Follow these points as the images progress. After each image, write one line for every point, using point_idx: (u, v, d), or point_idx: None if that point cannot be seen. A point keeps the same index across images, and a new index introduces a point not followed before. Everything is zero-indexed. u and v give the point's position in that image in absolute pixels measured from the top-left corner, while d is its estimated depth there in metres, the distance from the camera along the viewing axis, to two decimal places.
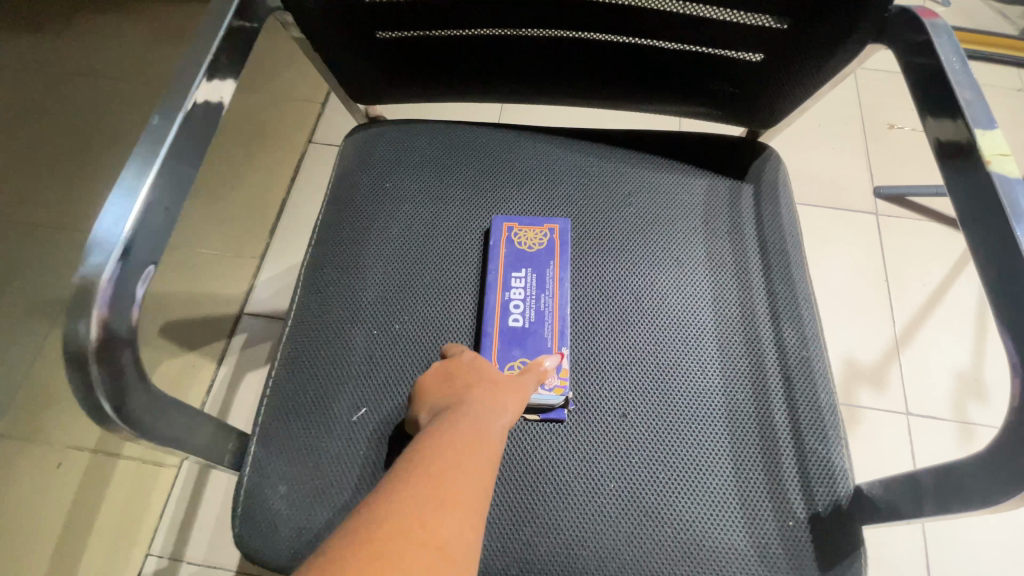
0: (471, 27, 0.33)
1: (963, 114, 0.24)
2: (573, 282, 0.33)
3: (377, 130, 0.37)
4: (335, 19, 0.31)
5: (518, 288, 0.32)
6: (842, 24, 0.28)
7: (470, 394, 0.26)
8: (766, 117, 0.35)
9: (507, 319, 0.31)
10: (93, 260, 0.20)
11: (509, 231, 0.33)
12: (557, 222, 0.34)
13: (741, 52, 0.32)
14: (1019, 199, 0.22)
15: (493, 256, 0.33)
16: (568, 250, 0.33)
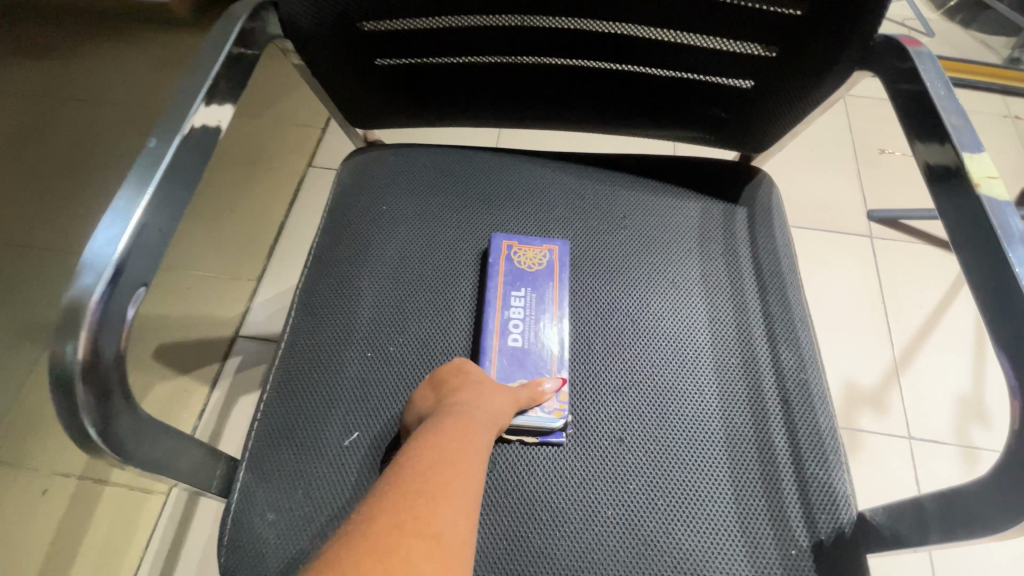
0: (468, 55, 0.33)
1: (950, 139, 0.24)
2: (572, 303, 0.32)
3: (374, 154, 0.38)
4: (334, 46, 0.32)
5: (517, 307, 0.32)
6: (828, 51, 0.29)
7: (459, 393, 0.27)
8: (758, 142, 0.36)
9: (507, 339, 0.31)
10: (84, 280, 0.20)
11: (509, 249, 0.33)
12: (556, 243, 0.34)
13: (731, 79, 0.32)
14: (1009, 220, 0.22)
15: (492, 274, 0.33)
16: (567, 270, 0.33)
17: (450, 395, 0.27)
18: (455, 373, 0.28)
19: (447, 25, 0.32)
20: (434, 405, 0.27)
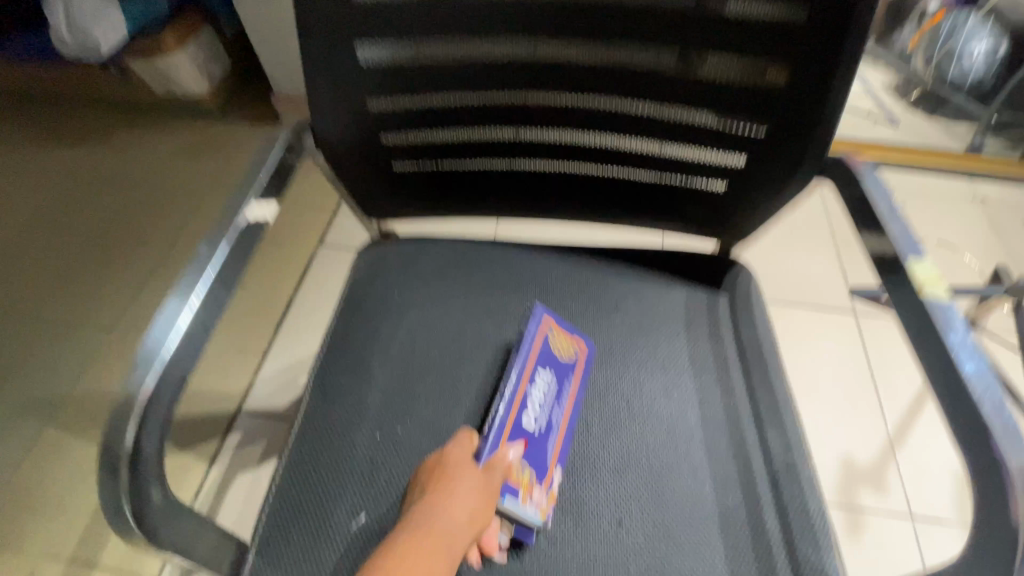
0: (474, 160, 0.38)
1: (895, 249, 0.30)
2: (585, 400, 0.34)
3: (387, 246, 0.41)
4: (359, 154, 0.36)
5: (540, 389, 0.32)
6: (789, 159, 0.33)
7: (432, 492, 0.26)
8: (740, 234, 0.39)
9: (523, 416, 0.30)
10: (141, 374, 0.24)
11: (549, 327, 0.34)
12: (585, 340, 0.35)
13: (707, 181, 0.37)
14: (952, 320, 0.27)
15: (529, 349, 0.32)
16: (585, 369, 0.34)
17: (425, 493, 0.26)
18: (435, 468, 0.27)
19: (455, 138, 0.37)
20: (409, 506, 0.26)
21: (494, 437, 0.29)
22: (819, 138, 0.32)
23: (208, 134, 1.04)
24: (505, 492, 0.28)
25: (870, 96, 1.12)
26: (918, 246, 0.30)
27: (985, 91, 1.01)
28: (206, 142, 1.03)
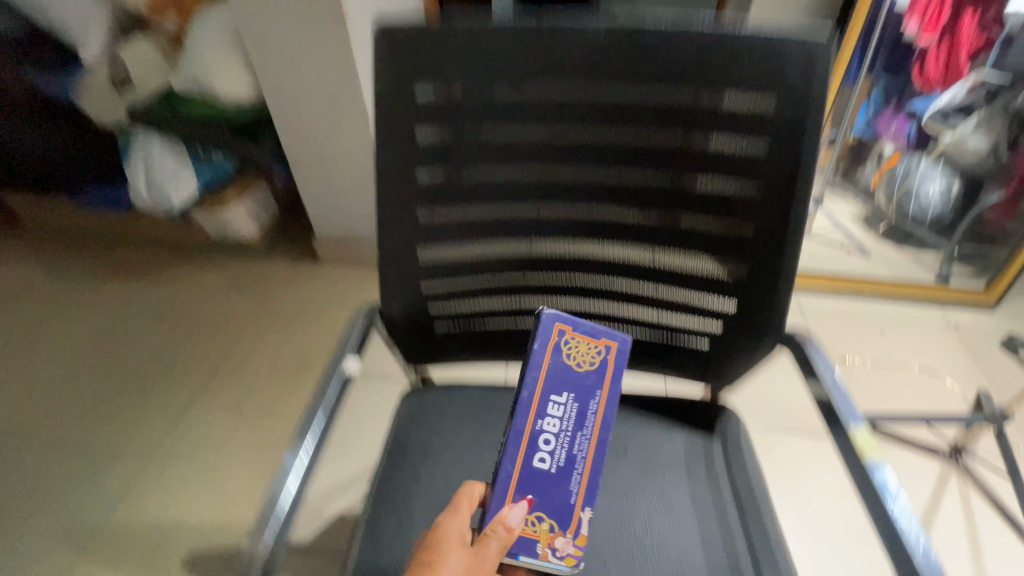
0: (504, 321, 0.51)
1: (841, 416, 0.38)
2: (613, 413, 0.36)
3: (426, 393, 0.48)
4: (414, 323, 0.49)
5: (553, 417, 0.35)
6: (745, 326, 0.45)
7: (435, 565, 0.31)
8: (721, 378, 0.49)
9: (536, 458, 0.35)
10: (269, 521, 0.34)
11: (562, 335, 0.36)
12: (611, 337, 0.37)
13: (686, 337, 0.48)
14: (886, 479, 0.35)
15: (541, 370, 0.35)
16: (614, 373, 0.37)
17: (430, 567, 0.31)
18: (435, 542, 0.33)
19: (491, 307, 0.50)
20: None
21: (500, 497, 0.35)
22: (764, 312, 0.43)
23: (264, 272, 1.19)
24: (520, 549, 0.35)
25: (842, 230, 1.30)
26: (857, 411, 0.39)
27: (946, 224, 1.19)
28: (261, 279, 1.18)
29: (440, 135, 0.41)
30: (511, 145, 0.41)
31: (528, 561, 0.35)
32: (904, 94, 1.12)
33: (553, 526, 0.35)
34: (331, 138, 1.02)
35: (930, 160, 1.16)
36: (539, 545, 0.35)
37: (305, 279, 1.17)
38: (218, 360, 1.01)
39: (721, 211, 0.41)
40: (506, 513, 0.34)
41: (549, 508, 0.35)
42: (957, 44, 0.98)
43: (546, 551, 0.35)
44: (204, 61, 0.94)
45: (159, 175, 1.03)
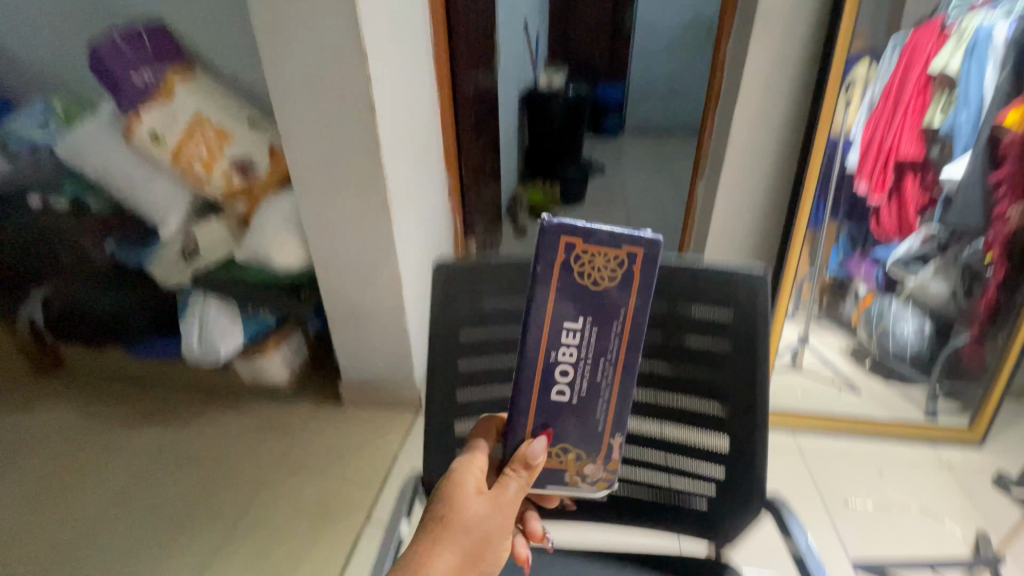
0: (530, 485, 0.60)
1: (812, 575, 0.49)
2: (634, 334, 0.43)
3: None
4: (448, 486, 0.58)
5: (572, 346, 0.43)
6: (733, 489, 0.55)
7: (460, 497, 0.46)
8: (720, 534, 0.57)
9: (559, 392, 0.45)
10: None
11: (572, 250, 0.41)
12: (626, 250, 0.41)
13: (687, 498, 0.57)
14: None
15: (556, 293, 0.42)
16: (635, 281, 0.42)
17: (457, 500, 0.46)
18: (459, 476, 0.47)
19: None
20: (445, 504, 0.46)
21: (529, 434, 0.46)
22: (747, 477, 0.54)
23: (290, 411, 1.29)
24: (547, 484, 0.48)
25: (832, 367, 1.32)
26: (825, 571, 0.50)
27: (925, 360, 1.27)
28: (287, 418, 1.27)
29: (475, 337, 0.54)
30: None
31: (557, 486, 0.48)
32: (868, 243, 1.24)
33: (580, 454, 0.47)
34: (365, 301, 1.16)
35: (901, 301, 1.27)
36: (567, 471, 0.48)
37: (330, 416, 1.27)
38: (243, 504, 1.06)
39: (704, 393, 0.53)
40: (526, 450, 0.45)
41: (581, 433, 0.46)
42: (904, 203, 1.16)
43: (575, 476, 0.48)
44: (267, 238, 1.11)
45: (212, 328, 1.17)
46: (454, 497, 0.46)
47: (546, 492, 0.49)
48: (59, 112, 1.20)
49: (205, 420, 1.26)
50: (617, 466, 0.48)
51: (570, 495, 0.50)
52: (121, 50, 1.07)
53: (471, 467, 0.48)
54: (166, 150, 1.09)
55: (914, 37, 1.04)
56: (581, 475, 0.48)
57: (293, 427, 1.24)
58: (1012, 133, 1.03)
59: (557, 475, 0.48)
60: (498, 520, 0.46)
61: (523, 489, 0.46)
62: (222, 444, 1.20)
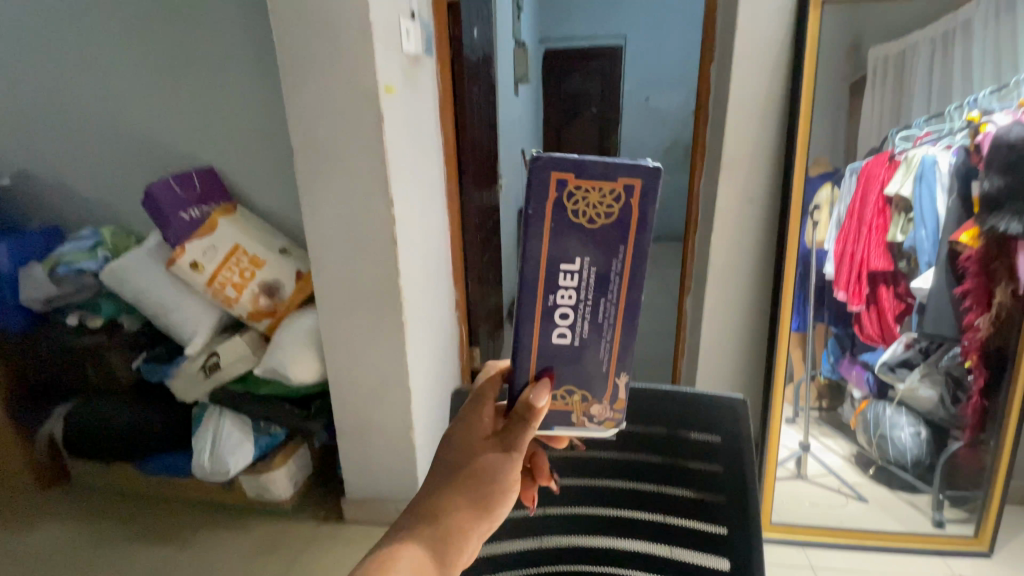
0: None
1: None
2: (632, 263, 0.44)
3: None
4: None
5: (570, 280, 0.44)
6: None
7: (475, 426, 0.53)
8: None
9: (561, 325, 0.46)
10: None
11: (563, 187, 0.43)
12: (624, 184, 0.43)
13: None
14: None
15: (550, 225, 0.43)
16: (631, 213, 0.43)
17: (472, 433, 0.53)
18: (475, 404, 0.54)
19: None
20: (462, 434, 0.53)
21: (534, 371, 0.47)
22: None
23: (293, 522, 1.29)
24: (554, 425, 0.50)
25: (836, 476, 1.28)
26: None
27: (925, 466, 1.25)
28: (289, 530, 1.26)
29: None
30: (562, 459, 0.65)
31: (564, 427, 0.49)
32: (855, 347, 1.21)
33: (586, 395, 0.48)
34: (375, 414, 1.21)
35: (894, 407, 1.23)
36: (573, 413, 0.49)
37: (333, 529, 1.27)
38: None
39: (701, 511, 0.62)
40: (530, 392, 0.47)
41: (586, 374, 0.48)
42: (882, 311, 1.16)
43: (581, 416, 0.49)
44: (284, 355, 1.17)
45: (223, 445, 1.19)
46: (468, 445, 0.51)
47: (554, 434, 0.50)
48: (107, 244, 1.34)
49: (203, 536, 1.25)
50: (623, 405, 0.49)
51: (579, 439, 0.51)
52: (176, 193, 1.23)
53: (480, 416, 0.53)
54: (203, 276, 1.19)
55: (867, 163, 1.09)
56: (587, 415, 0.49)
57: (294, 542, 1.23)
58: (969, 248, 1.09)
59: (564, 416, 0.49)
60: (508, 466, 0.51)
61: (532, 435, 0.49)
62: (220, 562, 1.18)
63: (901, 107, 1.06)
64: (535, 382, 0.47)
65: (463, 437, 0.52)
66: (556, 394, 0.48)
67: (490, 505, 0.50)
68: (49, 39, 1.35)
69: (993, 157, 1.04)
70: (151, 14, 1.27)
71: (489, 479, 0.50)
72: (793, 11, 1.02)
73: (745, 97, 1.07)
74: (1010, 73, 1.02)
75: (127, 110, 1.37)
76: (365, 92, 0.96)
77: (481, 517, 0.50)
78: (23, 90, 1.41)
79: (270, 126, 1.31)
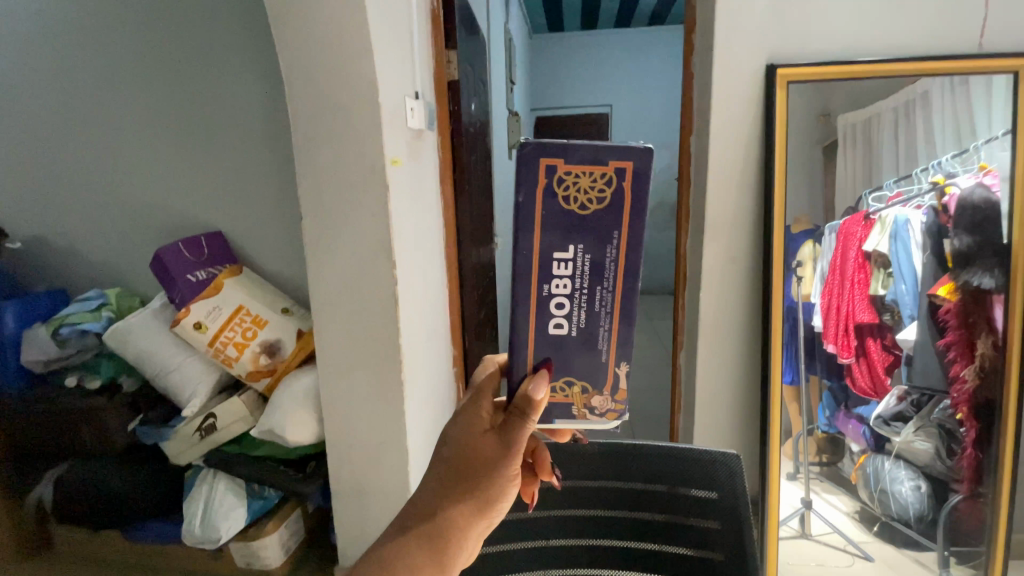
0: None
1: None
2: (619, 247, 0.51)
3: None
4: None
5: (564, 267, 0.52)
6: None
7: (471, 423, 0.60)
8: None
9: (558, 312, 0.53)
10: None
11: (553, 172, 0.50)
12: (612, 168, 0.50)
13: None
14: None
15: (544, 216, 0.50)
16: (618, 200, 0.50)
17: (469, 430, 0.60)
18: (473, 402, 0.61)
19: None
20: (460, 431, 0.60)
21: (536, 363, 0.54)
22: None
23: None
24: (556, 418, 0.56)
25: (840, 534, 1.27)
26: None
27: (928, 522, 1.24)
28: None
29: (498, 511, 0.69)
30: (576, 515, 0.72)
31: (566, 419, 0.56)
32: (849, 401, 1.22)
33: (586, 387, 0.55)
34: (371, 477, 1.20)
35: (892, 460, 1.24)
36: (574, 405, 0.56)
37: None
38: None
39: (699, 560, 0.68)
40: (530, 384, 0.54)
41: (586, 365, 0.54)
42: (872, 362, 1.20)
43: (583, 409, 0.55)
44: (283, 416, 1.18)
45: (216, 509, 1.16)
46: (468, 441, 0.59)
47: (557, 427, 0.57)
48: (112, 304, 1.38)
49: None
50: (623, 396, 0.55)
51: (583, 430, 0.57)
52: (183, 257, 1.27)
53: (479, 412, 0.60)
54: (205, 336, 1.21)
55: (844, 222, 1.15)
56: (588, 407, 0.56)
57: None
58: (948, 302, 1.14)
59: (565, 408, 0.56)
60: (504, 458, 0.58)
61: (529, 428, 0.56)
62: None
63: (872, 172, 1.13)
64: (537, 368, 0.54)
65: (464, 432, 0.59)
66: (558, 382, 0.55)
67: (486, 496, 0.58)
68: (73, 114, 1.44)
69: (960, 217, 1.11)
70: (171, 92, 1.37)
71: (485, 473, 0.58)
72: (759, 89, 1.11)
73: (725, 166, 1.15)
74: (969, 139, 1.09)
75: (140, 179, 1.44)
76: (372, 165, 1.02)
77: (478, 506, 0.58)
78: (43, 160, 1.48)
79: (278, 194, 1.37)
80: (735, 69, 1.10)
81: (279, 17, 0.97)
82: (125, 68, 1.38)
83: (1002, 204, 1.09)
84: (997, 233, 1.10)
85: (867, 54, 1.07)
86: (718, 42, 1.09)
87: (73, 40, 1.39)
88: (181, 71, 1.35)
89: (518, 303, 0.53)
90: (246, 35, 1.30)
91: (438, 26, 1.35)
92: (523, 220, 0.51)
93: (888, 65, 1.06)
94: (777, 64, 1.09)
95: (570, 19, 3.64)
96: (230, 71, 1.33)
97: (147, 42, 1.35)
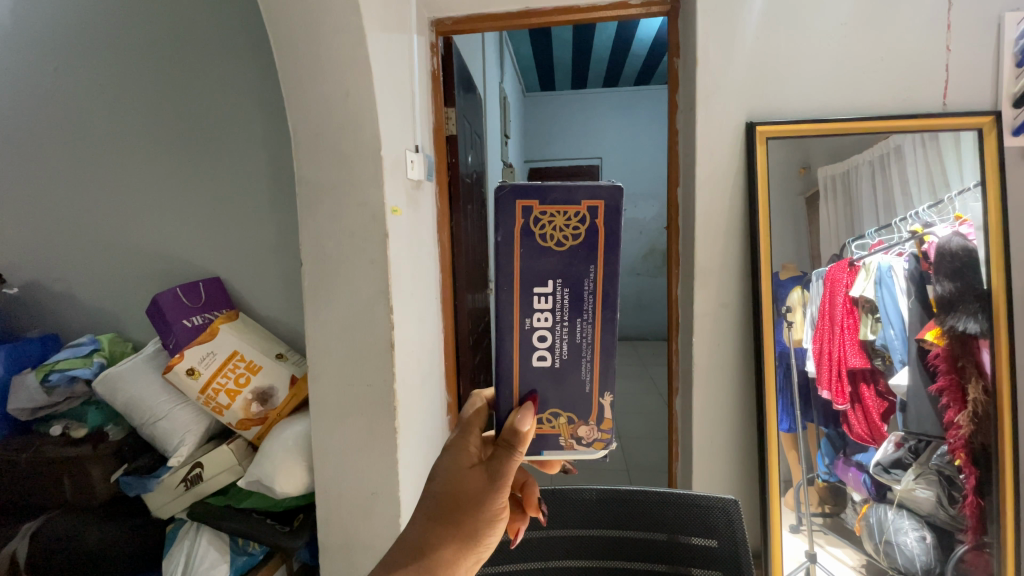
0: None
1: None
2: (594, 283, 0.54)
3: None
4: None
5: (543, 303, 0.54)
6: None
7: (459, 460, 0.59)
8: None
9: (539, 345, 0.55)
10: None
11: (529, 213, 0.53)
12: (583, 209, 0.53)
13: None
14: None
15: (520, 255, 0.53)
16: (593, 241, 0.53)
17: (455, 466, 0.59)
18: (462, 439, 0.61)
19: None
20: (446, 465, 0.59)
21: (523, 396, 0.56)
22: None
23: None
24: (542, 452, 0.57)
25: None
26: None
27: None
28: None
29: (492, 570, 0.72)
30: (576, 565, 0.73)
31: (554, 451, 0.57)
32: (847, 448, 1.22)
33: (572, 418, 0.56)
34: (361, 529, 1.16)
35: (894, 510, 1.20)
36: (561, 436, 0.57)
37: None
38: None
39: None
40: (515, 417, 0.55)
41: (571, 397, 0.56)
42: (867, 409, 1.20)
43: (569, 439, 0.57)
44: (272, 465, 1.13)
45: (197, 567, 1.09)
46: (456, 477, 0.58)
47: (544, 459, 0.57)
48: (104, 351, 1.38)
49: None
50: (610, 425, 0.56)
51: (572, 461, 0.57)
52: (181, 302, 1.27)
53: (467, 446, 0.60)
54: (197, 383, 1.18)
55: (830, 269, 1.19)
56: (575, 437, 0.57)
57: None
58: (936, 346, 1.15)
59: (552, 441, 0.57)
60: (492, 493, 0.58)
61: (516, 463, 0.56)
62: None
63: (853, 220, 1.18)
64: (521, 397, 0.56)
65: (452, 468, 0.59)
66: (542, 413, 0.56)
67: (474, 530, 0.58)
68: (82, 164, 1.48)
69: (940, 264, 1.14)
70: (180, 144, 1.42)
71: (474, 509, 0.57)
72: (740, 144, 1.17)
73: (711, 216, 1.20)
74: (942, 190, 1.14)
75: (143, 228, 1.47)
76: (374, 214, 1.06)
77: (466, 541, 0.57)
78: (47, 208, 1.51)
79: (279, 242, 1.40)
80: (717, 126, 1.18)
81: (290, 78, 1.04)
82: (135, 121, 1.44)
83: (980, 252, 1.12)
84: (978, 279, 1.12)
85: (839, 112, 1.15)
86: (700, 102, 1.17)
87: (87, 95, 1.46)
88: (190, 126, 1.41)
89: (502, 339, 0.55)
90: (254, 94, 1.37)
91: (438, 87, 1.42)
92: (503, 257, 0.54)
93: (863, 124, 1.12)
94: (756, 121, 1.15)
95: (562, 80, 3.87)
96: (238, 125, 1.38)
97: (159, 97, 1.42)
